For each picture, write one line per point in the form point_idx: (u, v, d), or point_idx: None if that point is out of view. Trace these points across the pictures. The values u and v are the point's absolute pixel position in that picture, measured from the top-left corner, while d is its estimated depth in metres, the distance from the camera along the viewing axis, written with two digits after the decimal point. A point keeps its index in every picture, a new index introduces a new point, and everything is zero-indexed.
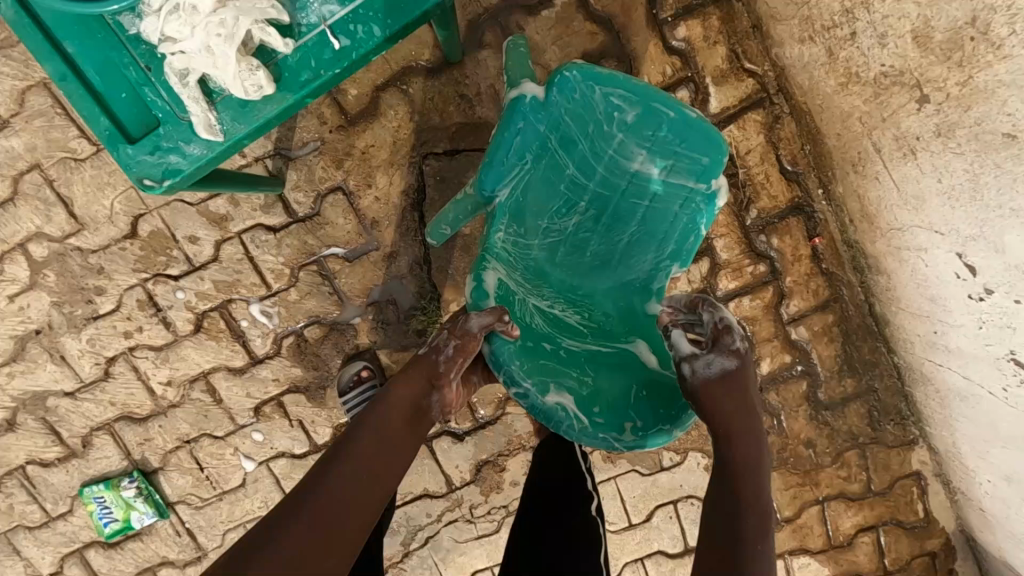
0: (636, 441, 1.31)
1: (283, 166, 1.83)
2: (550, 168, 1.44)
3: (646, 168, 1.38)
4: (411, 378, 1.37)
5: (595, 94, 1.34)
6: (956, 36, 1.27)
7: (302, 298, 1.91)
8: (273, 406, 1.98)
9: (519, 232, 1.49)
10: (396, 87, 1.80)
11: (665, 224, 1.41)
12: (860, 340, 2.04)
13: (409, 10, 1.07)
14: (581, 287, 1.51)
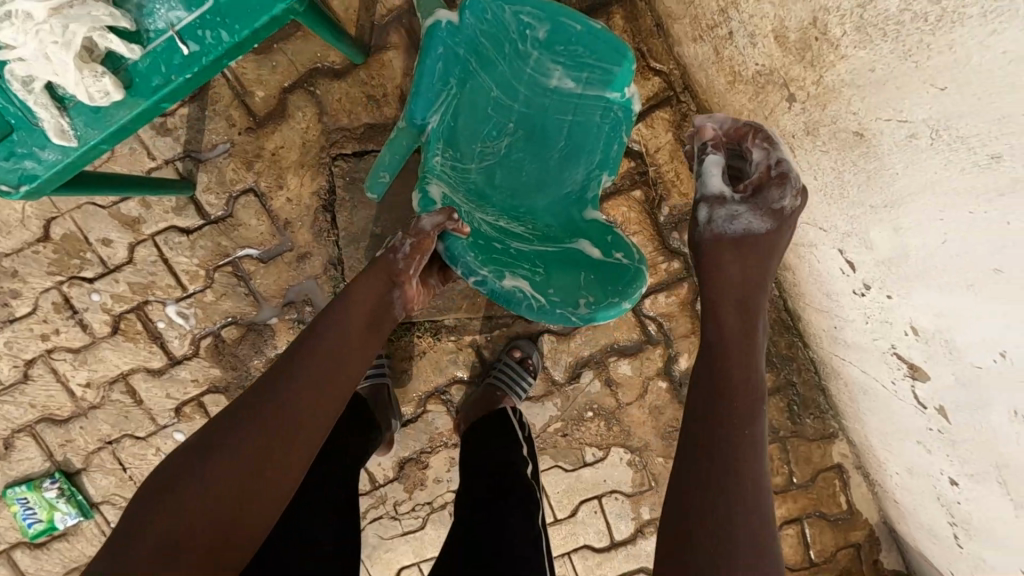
0: (590, 315, 1.41)
1: (193, 168, 1.84)
2: (475, 92, 1.49)
3: (562, 81, 1.50)
4: (371, 280, 1.32)
5: (507, 13, 1.42)
6: (805, 36, 1.20)
7: (218, 299, 1.93)
8: (193, 406, 2.00)
9: (454, 156, 1.52)
10: (303, 89, 1.81)
11: (590, 133, 1.54)
12: (777, 335, 2.06)
13: (256, 13, 1.09)
14: (519, 207, 1.58)
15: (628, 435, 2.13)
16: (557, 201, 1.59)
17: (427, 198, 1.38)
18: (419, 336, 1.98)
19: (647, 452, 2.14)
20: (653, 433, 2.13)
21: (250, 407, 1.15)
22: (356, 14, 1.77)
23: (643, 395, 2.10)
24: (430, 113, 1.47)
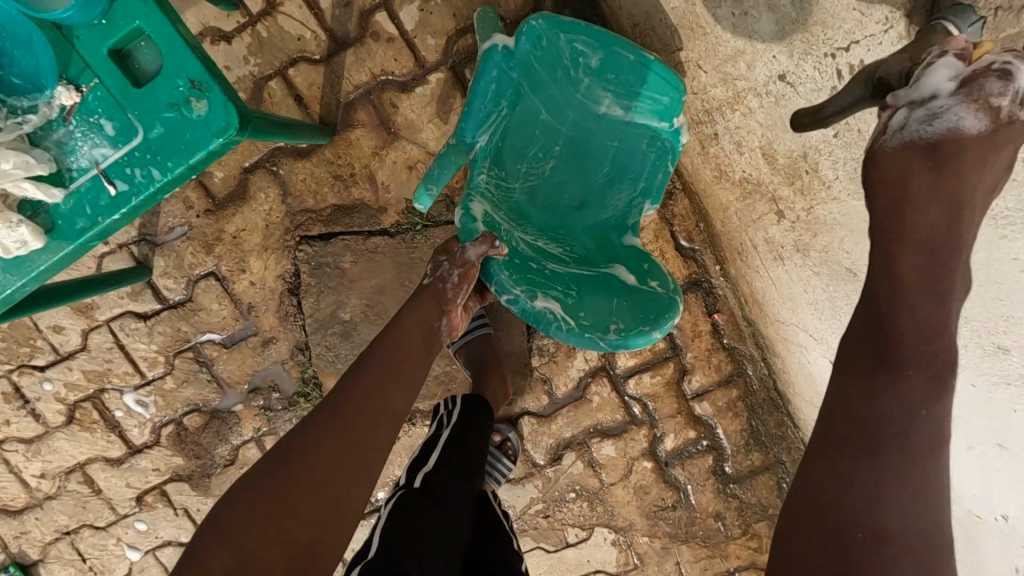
0: (620, 341, 1.23)
1: (149, 252, 1.73)
2: (525, 114, 1.33)
3: (612, 107, 1.32)
4: (422, 305, 1.24)
5: (562, 40, 1.26)
6: (794, 164, 1.09)
7: (179, 386, 1.83)
8: (155, 495, 1.90)
9: (501, 172, 1.37)
10: (265, 169, 1.70)
11: (635, 160, 1.35)
12: (766, 415, 1.96)
13: (191, 150, 0.98)
14: (556, 226, 1.41)
15: (612, 515, 2.04)
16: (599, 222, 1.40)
17: (467, 215, 1.25)
18: None
19: (632, 531, 2.04)
20: (638, 512, 2.03)
21: (303, 437, 1.02)
22: (320, 90, 1.66)
23: (627, 476, 2.00)
24: (479, 132, 1.32)
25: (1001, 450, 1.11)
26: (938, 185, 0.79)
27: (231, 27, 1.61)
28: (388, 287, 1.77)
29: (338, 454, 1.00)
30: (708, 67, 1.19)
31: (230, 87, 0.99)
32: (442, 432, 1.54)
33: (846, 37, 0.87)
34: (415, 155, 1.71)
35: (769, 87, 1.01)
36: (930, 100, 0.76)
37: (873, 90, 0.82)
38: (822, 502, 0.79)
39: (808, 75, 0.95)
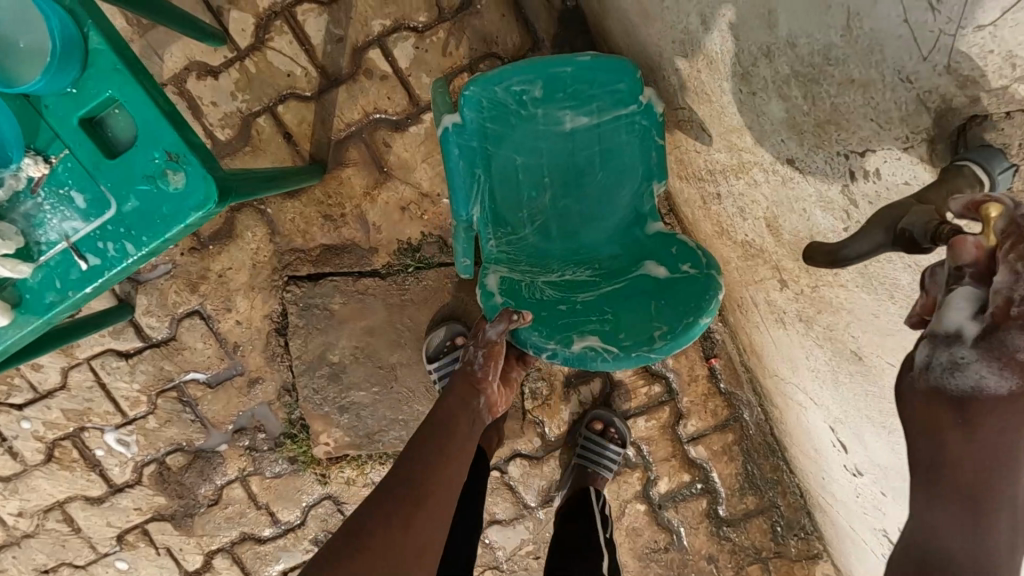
0: (671, 346, 1.13)
1: (132, 290, 1.68)
2: (503, 166, 1.27)
3: (575, 116, 1.25)
4: (462, 389, 1.26)
5: (498, 90, 1.20)
6: (799, 243, 1.04)
7: (162, 425, 1.78)
8: (136, 534, 1.85)
9: (508, 228, 1.32)
10: (253, 207, 1.65)
11: (626, 155, 1.26)
12: (762, 459, 1.92)
13: (166, 223, 0.93)
14: (580, 252, 1.33)
15: None
16: (619, 228, 1.31)
17: (485, 294, 1.24)
18: (380, 463, 1.82)
19: (623, 573, 1.99)
20: (630, 554, 1.98)
21: (370, 510, 1.00)
22: (311, 128, 1.60)
23: (619, 517, 1.96)
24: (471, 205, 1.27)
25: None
26: (974, 444, 0.62)
27: (219, 62, 1.55)
28: (379, 329, 1.72)
29: (417, 522, 0.99)
30: (711, 131, 1.14)
31: (210, 157, 0.94)
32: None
33: (861, 142, 0.76)
34: (408, 196, 1.66)
35: (775, 166, 0.97)
36: (953, 342, 0.60)
37: (895, 241, 0.64)
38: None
39: (820, 168, 0.85)
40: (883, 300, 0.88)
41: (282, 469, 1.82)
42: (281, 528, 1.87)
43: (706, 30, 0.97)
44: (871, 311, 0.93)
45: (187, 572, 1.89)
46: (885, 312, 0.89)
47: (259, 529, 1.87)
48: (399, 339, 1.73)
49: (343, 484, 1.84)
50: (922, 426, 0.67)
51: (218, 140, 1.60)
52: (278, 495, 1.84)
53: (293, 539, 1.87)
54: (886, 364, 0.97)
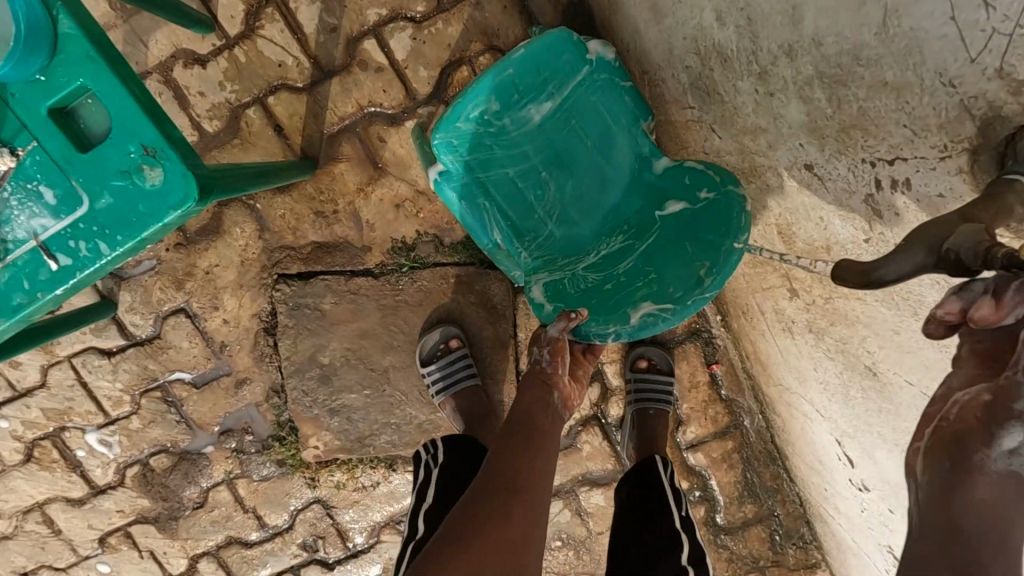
0: (720, 281, 1.16)
1: (114, 287, 1.62)
2: (500, 182, 1.21)
3: (540, 106, 1.17)
4: (533, 394, 1.22)
5: (463, 123, 1.14)
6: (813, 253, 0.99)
7: (146, 426, 1.72)
8: (119, 537, 1.80)
9: (532, 234, 1.25)
10: (241, 202, 1.59)
11: (605, 118, 1.21)
12: (762, 467, 1.88)
13: (143, 222, 0.87)
14: (603, 223, 1.27)
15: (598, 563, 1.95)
16: (632, 180, 1.26)
17: (538, 308, 1.24)
18: (371, 467, 1.77)
19: None
20: None
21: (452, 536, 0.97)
22: (303, 121, 1.54)
23: None
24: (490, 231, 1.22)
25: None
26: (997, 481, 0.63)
27: (206, 51, 1.49)
28: (371, 330, 1.66)
29: (496, 529, 0.96)
30: (721, 132, 1.09)
31: (190, 152, 0.88)
32: (432, 472, 1.42)
33: (891, 150, 0.71)
34: (403, 193, 1.60)
35: (790, 172, 0.92)
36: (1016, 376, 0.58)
37: (938, 262, 0.59)
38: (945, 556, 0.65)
39: (841, 175, 0.80)
40: (905, 317, 0.84)
41: (270, 472, 1.77)
42: (268, 531, 1.82)
43: (721, 26, 0.91)
44: (890, 328, 0.88)
45: None
46: (906, 329, 0.85)
47: (245, 532, 1.82)
48: (392, 341, 1.67)
49: (333, 487, 1.79)
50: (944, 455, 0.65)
51: (205, 132, 1.53)
52: (266, 499, 1.79)
53: (281, 543, 1.83)
54: (902, 382, 0.93)
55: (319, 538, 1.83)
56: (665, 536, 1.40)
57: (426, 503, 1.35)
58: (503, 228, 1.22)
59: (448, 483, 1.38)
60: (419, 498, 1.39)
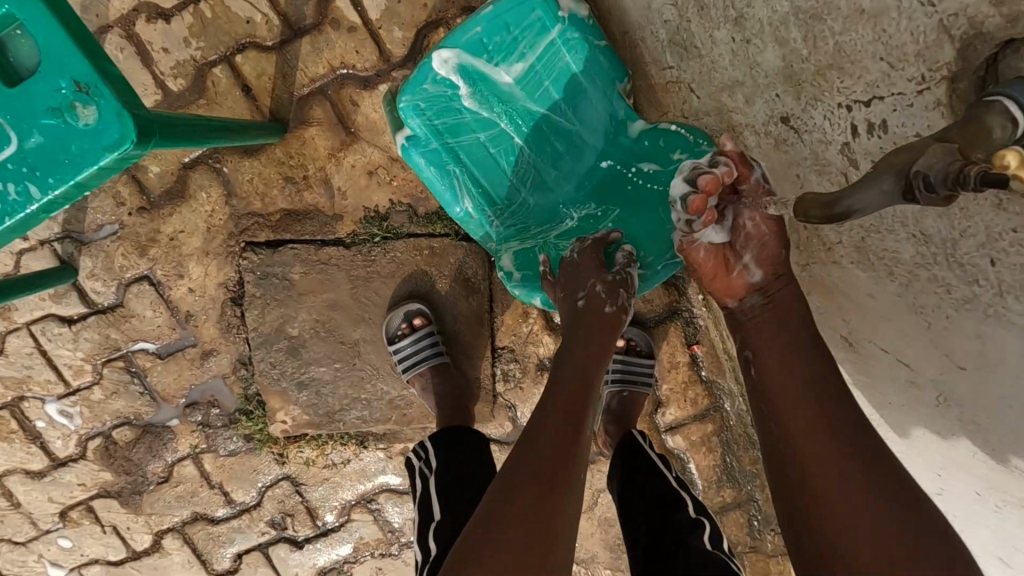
0: None
1: (74, 251, 1.56)
2: (470, 148, 1.18)
3: (510, 66, 1.14)
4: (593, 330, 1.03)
5: (428, 86, 1.12)
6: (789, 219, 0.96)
7: (108, 397, 1.67)
8: (81, 511, 1.74)
9: (505, 202, 1.21)
10: (208, 165, 1.54)
11: (577, 80, 1.15)
12: (741, 451, 1.80)
13: (76, 164, 0.82)
14: (580, 189, 1.21)
15: None
16: (609, 144, 1.18)
17: (505, 277, 1.19)
18: (341, 444, 1.72)
19: (595, 564, 1.90)
20: (601, 545, 1.88)
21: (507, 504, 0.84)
22: (271, 82, 1.48)
23: (592, 507, 1.87)
24: (460, 198, 1.19)
25: (1007, 567, 0.84)
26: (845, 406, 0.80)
27: (171, 5, 1.43)
28: (342, 302, 1.61)
29: (552, 529, 0.83)
30: (699, 90, 1.05)
31: (127, 90, 0.83)
32: (429, 482, 1.34)
33: (867, 89, 0.69)
34: (376, 160, 1.55)
35: (767, 128, 0.89)
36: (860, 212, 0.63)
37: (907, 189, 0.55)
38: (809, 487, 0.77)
39: (818, 125, 0.78)
40: (882, 279, 0.79)
41: (236, 446, 1.72)
42: (235, 508, 1.77)
43: None
44: (866, 292, 0.84)
45: (136, 551, 1.79)
46: (881, 292, 0.80)
47: (211, 509, 1.76)
48: (364, 314, 1.62)
49: (302, 464, 1.74)
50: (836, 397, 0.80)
51: (169, 91, 1.47)
52: (232, 475, 1.74)
53: (248, 521, 1.78)
54: (878, 350, 0.87)
55: (287, 516, 1.78)
56: (663, 492, 1.37)
57: (437, 519, 1.26)
58: (473, 195, 1.19)
59: (448, 490, 1.30)
60: (425, 516, 1.29)
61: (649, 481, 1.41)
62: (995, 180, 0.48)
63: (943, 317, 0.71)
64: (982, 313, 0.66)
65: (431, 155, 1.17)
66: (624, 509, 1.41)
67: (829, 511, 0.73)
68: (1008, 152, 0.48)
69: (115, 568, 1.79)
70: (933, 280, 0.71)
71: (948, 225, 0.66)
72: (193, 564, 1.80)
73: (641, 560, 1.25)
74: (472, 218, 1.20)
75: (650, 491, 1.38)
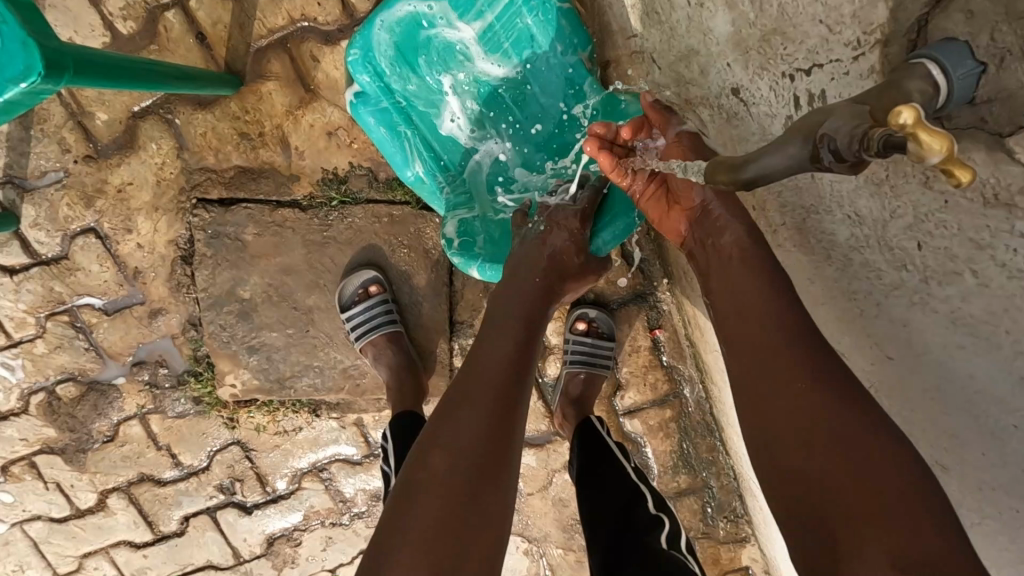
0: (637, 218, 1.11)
1: (16, 198, 1.49)
2: (423, 112, 1.22)
3: (467, 26, 1.17)
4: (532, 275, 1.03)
5: (378, 36, 1.13)
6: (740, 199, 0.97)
7: (52, 351, 1.61)
8: (23, 466, 1.69)
9: (457, 167, 1.24)
10: (161, 116, 1.48)
11: (532, 44, 1.17)
12: (698, 437, 1.80)
13: None
14: (534, 158, 1.25)
15: (527, 524, 1.85)
16: (564, 112, 1.22)
17: (446, 243, 1.15)
18: (293, 411, 1.69)
19: (548, 544, 1.85)
20: (554, 524, 1.83)
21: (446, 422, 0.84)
22: (227, 31, 1.41)
23: (547, 487, 1.81)
24: (410, 160, 1.21)
25: None
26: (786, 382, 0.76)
27: None
28: (296, 266, 1.57)
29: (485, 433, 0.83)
30: (660, 60, 1.06)
31: (34, 20, 0.83)
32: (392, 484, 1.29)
33: (808, 57, 0.72)
34: (336, 120, 1.49)
35: (718, 102, 0.93)
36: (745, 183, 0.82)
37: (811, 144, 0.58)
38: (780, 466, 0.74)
39: (764, 96, 0.81)
40: (820, 264, 0.81)
41: (184, 408, 1.68)
42: (183, 471, 1.73)
43: None
44: (805, 277, 0.85)
45: (79, 509, 1.74)
46: (820, 276, 0.82)
47: (159, 470, 1.72)
48: (319, 280, 1.58)
49: (253, 430, 1.71)
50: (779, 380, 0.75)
51: (118, 34, 1.39)
52: (181, 437, 1.70)
53: (196, 484, 1.74)
54: None
55: (236, 481, 1.75)
56: (627, 487, 1.34)
57: None
58: (424, 159, 1.22)
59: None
60: None
61: (618, 479, 1.37)
62: (896, 145, 0.48)
63: (874, 304, 0.73)
64: (909, 299, 0.68)
65: (380, 113, 1.19)
66: (582, 488, 1.39)
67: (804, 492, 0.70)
68: (904, 109, 0.46)
69: (57, 525, 1.75)
70: (865, 266, 0.73)
71: (879, 206, 0.68)
72: (138, 525, 1.76)
73: (602, 547, 1.23)
74: (423, 182, 1.22)
75: (617, 489, 1.34)
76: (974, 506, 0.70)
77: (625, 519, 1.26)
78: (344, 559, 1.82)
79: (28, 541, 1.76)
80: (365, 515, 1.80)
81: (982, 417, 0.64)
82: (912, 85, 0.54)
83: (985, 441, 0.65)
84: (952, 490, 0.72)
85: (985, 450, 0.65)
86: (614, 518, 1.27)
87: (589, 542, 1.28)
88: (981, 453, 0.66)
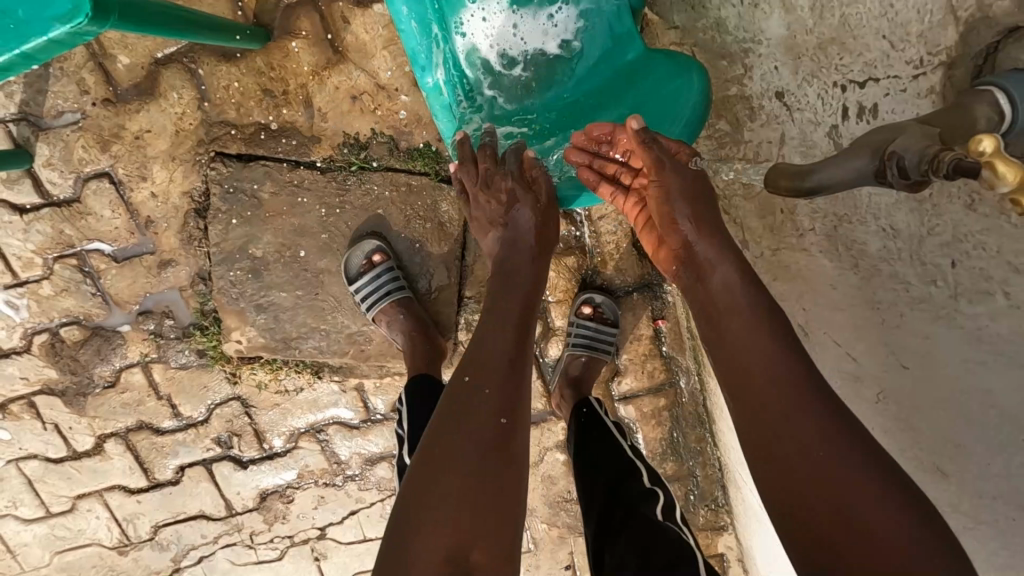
0: None
1: (30, 136, 1.47)
2: (458, 19, 1.18)
3: None
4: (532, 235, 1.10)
5: None
6: (768, 203, 1.01)
7: (57, 294, 1.61)
8: (22, 406, 1.70)
9: (479, 87, 1.22)
10: (183, 65, 1.46)
11: None
12: (689, 427, 1.85)
13: (21, 33, 0.83)
14: (558, 98, 1.22)
15: None
16: (602, 61, 1.18)
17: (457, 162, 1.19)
18: (296, 371, 1.70)
19: (534, 518, 1.90)
20: (542, 500, 1.88)
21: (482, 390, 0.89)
22: None
23: (538, 463, 1.85)
24: (433, 65, 1.18)
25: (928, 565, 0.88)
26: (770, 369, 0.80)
27: None
28: (310, 228, 1.57)
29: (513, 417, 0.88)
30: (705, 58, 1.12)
31: None
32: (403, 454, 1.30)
33: (865, 69, 0.80)
34: (361, 85, 1.48)
35: (760, 101, 1.01)
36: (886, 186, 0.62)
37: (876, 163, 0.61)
38: (771, 455, 0.76)
39: (811, 103, 0.90)
40: (846, 271, 0.86)
41: (187, 360, 1.69)
42: (182, 422, 1.75)
43: None
44: (828, 282, 0.90)
45: (76, 451, 1.76)
46: (843, 283, 0.87)
47: (158, 420, 1.74)
48: (331, 244, 1.58)
49: (254, 386, 1.72)
50: (765, 377, 0.80)
51: None
52: (182, 389, 1.71)
53: (194, 435, 1.76)
54: (830, 343, 0.93)
55: (234, 436, 1.77)
56: (624, 464, 1.38)
57: None
58: (447, 67, 1.19)
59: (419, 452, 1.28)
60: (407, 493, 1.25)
61: (615, 456, 1.41)
62: (967, 170, 0.51)
63: (896, 315, 0.79)
64: (934, 314, 0.74)
65: (416, 7, 1.14)
66: (579, 468, 1.44)
67: (825, 475, 0.72)
68: (984, 137, 0.49)
69: (54, 465, 1.76)
70: (893, 277, 0.79)
71: (918, 221, 0.74)
72: (134, 471, 1.78)
73: (595, 523, 1.28)
74: (441, 91, 1.20)
75: (613, 466, 1.38)
76: (971, 512, 0.77)
77: (618, 495, 1.30)
78: (334, 519, 1.87)
79: (22, 479, 1.78)
80: (358, 478, 1.83)
81: (992, 430, 0.71)
82: (980, 110, 0.60)
83: (989, 451, 0.73)
84: (952, 496, 0.79)
85: (992, 461, 0.72)
86: (607, 496, 1.31)
87: (584, 514, 1.34)
88: (986, 461, 0.73)
